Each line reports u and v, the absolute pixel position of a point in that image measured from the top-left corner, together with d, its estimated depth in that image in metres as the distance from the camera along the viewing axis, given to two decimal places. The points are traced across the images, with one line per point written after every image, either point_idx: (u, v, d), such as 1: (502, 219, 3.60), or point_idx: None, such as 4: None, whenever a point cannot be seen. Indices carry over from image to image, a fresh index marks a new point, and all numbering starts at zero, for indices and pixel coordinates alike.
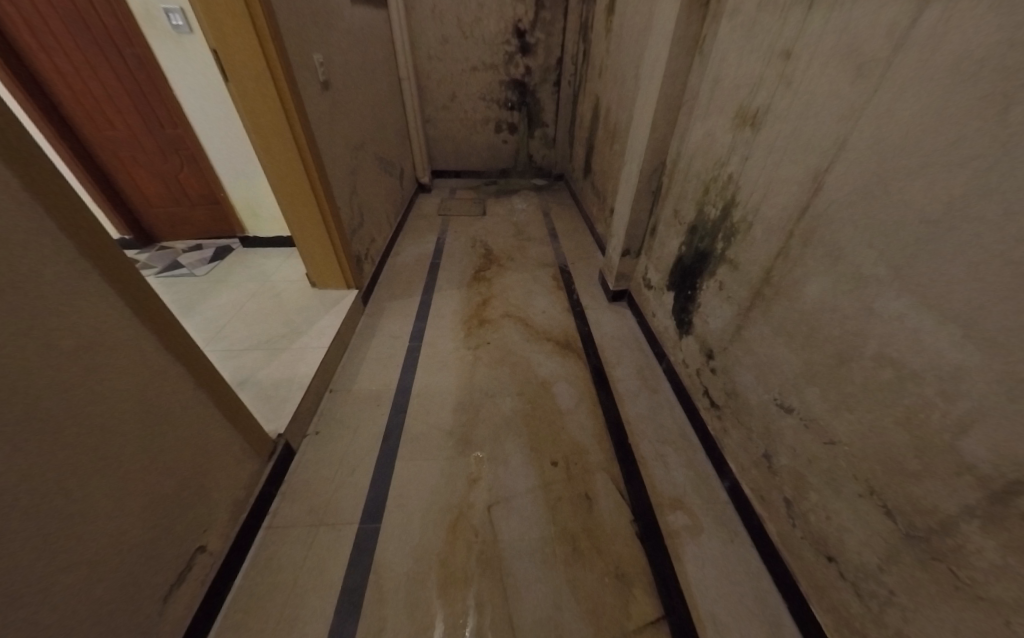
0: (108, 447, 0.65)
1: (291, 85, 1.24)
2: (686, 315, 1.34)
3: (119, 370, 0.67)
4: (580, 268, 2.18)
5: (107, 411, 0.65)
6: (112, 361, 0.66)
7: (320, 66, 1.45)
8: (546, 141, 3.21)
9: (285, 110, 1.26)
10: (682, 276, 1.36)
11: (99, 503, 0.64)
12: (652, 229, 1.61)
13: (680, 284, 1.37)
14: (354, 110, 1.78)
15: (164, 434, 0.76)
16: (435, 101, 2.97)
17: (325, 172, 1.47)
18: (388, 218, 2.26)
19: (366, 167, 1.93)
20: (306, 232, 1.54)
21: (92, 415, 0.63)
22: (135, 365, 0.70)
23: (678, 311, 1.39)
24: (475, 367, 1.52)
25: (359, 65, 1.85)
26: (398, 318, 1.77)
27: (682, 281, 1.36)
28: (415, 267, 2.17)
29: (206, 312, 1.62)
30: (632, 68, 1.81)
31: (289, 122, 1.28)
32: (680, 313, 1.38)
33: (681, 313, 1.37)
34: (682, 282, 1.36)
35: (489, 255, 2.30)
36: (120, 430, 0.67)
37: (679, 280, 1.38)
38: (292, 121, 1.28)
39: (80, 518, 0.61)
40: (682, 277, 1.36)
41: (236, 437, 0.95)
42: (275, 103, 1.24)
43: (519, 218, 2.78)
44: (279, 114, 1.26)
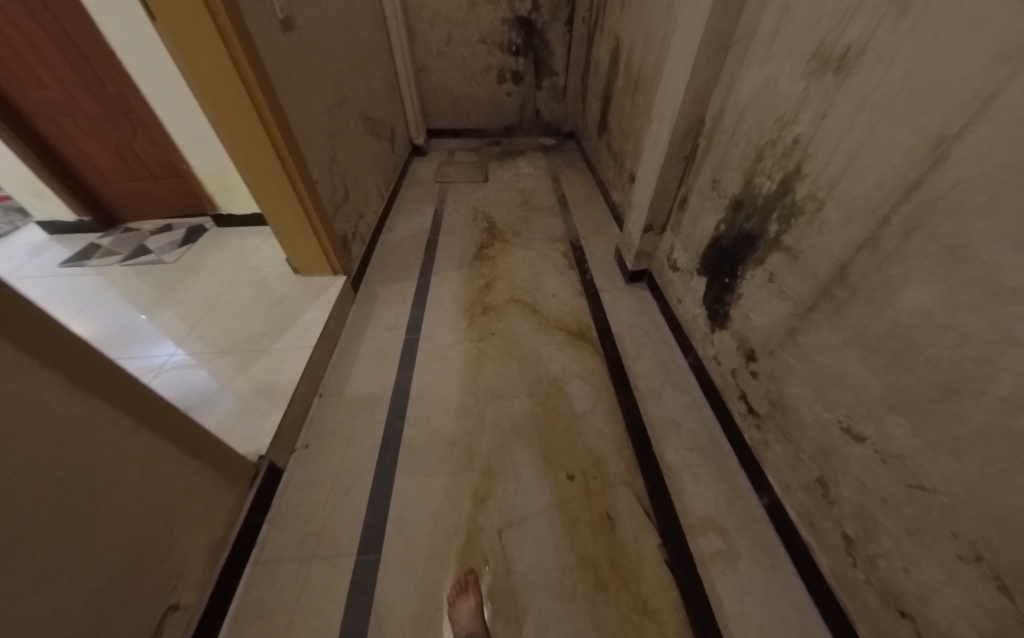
0: (48, 518, 0.53)
1: (240, 28, 0.99)
2: (722, 307, 1.16)
3: (48, 424, 0.52)
4: (594, 243, 1.97)
5: (37, 479, 0.51)
6: (41, 413, 0.52)
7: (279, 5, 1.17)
8: (555, 93, 2.85)
9: (236, 62, 1.02)
10: (720, 261, 1.16)
11: (53, 577, 0.53)
12: (683, 201, 1.38)
13: (717, 270, 1.17)
14: (328, 59, 1.50)
15: (121, 480, 0.64)
16: (428, 46, 2.60)
17: (296, 139, 1.25)
18: (378, 188, 2.02)
19: (348, 131, 1.67)
20: (280, 212, 1.33)
21: (31, 478, 0.50)
22: (68, 412, 0.55)
23: (712, 301, 1.20)
24: (481, 362, 1.37)
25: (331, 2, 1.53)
26: (393, 306, 1.60)
27: (719, 266, 1.16)
28: (411, 245, 1.96)
29: (184, 305, 1.47)
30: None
31: (243, 77, 1.05)
32: (715, 303, 1.19)
33: (715, 303, 1.19)
34: (720, 267, 1.16)
35: (493, 229, 2.09)
36: (60, 493, 0.54)
37: (716, 264, 1.18)
38: (247, 75, 1.05)
39: (33, 599, 0.50)
40: (719, 262, 1.16)
41: (204, 468, 0.83)
42: (222, 54, 1.00)
43: (525, 184, 2.52)
44: (229, 67, 1.02)
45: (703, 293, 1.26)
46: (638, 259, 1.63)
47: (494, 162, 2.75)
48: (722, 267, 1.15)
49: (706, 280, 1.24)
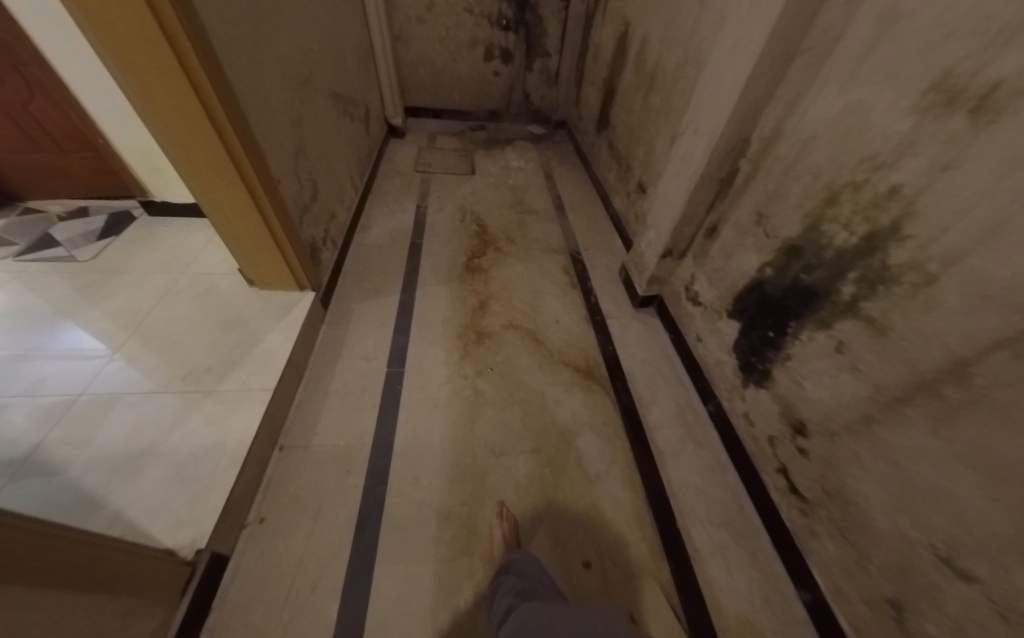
0: None
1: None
2: (761, 363, 1.01)
3: None
4: (597, 257, 1.79)
5: None
6: None
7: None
8: (546, 76, 2.57)
9: (165, 28, 0.73)
10: (764, 309, 1.00)
11: None
12: (712, 228, 1.20)
13: (758, 318, 1.02)
14: (290, 19, 1.18)
15: None
16: (407, 11, 2.24)
17: (252, 131, 0.97)
18: (351, 180, 1.72)
19: (315, 111, 1.36)
20: (233, 221, 1.06)
21: None
22: None
23: (748, 351, 1.05)
24: (476, 407, 1.17)
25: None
26: (371, 330, 1.36)
27: (761, 314, 1.00)
28: (391, 249, 1.70)
29: (112, 319, 1.16)
30: None
31: (177, 49, 0.76)
32: (750, 355, 1.05)
33: (750, 355, 1.04)
34: (763, 316, 1.00)
35: (484, 234, 1.85)
36: None
37: (758, 312, 1.02)
38: (182, 48, 0.76)
39: None
40: (763, 310, 1.00)
41: (111, 607, 0.60)
42: (144, 15, 0.71)
43: (517, 179, 2.26)
44: (156, 35, 0.73)
45: (735, 339, 1.10)
46: (651, 284, 1.45)
47: (481, 151, 2.47)
48: (766, 317, 0.99)
49: (741, 325, 1.08)
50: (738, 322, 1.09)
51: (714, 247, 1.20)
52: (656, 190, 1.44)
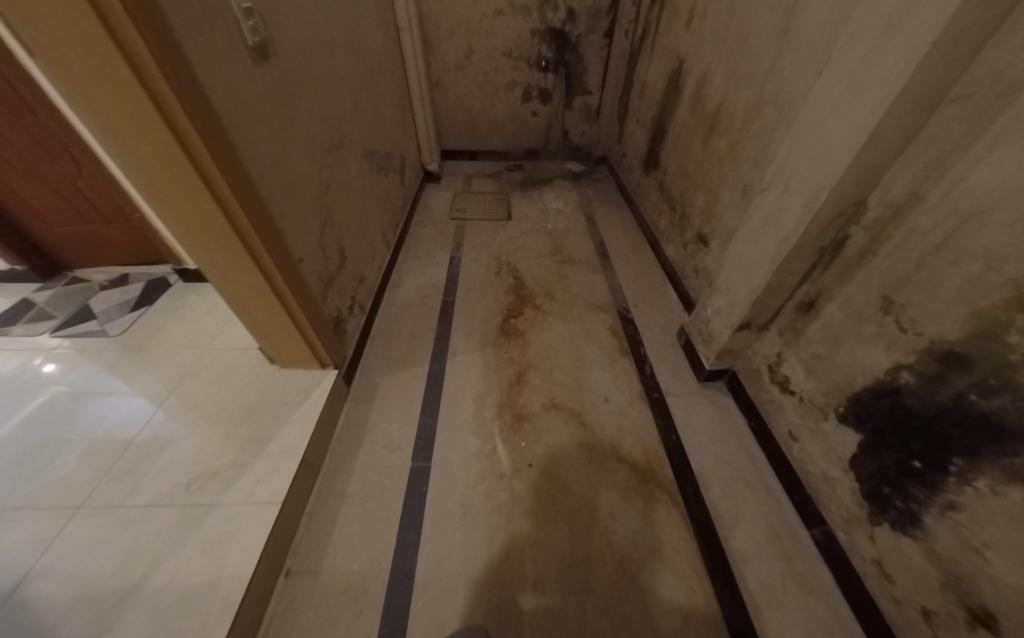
0: None
1: (177, 68, 0.61)
2: (902, 499, 0.74)
3: None
4: (650, 315, 1.57)
5: None
6: None
7: (251, 19, 0.81)
8: (587, 113, 2.44)
9: (171, 120, 0.65)
10: (908, 425, 0.73)
11: None
12: (809, 301, 0.96)
13: (896, 434, 0.75)
14: (320, 83, 1.12)
15: None
16: (445, 59, 2.22)
17: (270, 212, 0.87)
18: (382, 236, 1.63)
19: (344, 173, 1.28)
20: (251, 305, 0.97)
21: None
22: None
23: (881, 476, 0.78)
24: (514, 519, 0.98)
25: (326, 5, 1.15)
26: (397, 410, 1.22)
27: (902, 431, 0.74)
28: (421, 309, 1.58)
29: (141, 389, 1.12)
30: (770, 11, 1.08)
31: (185, 140, 0.67)
32: (884, 482, 0.78)
33: (885, 483, 0.77)
34: (906, 434, 0.74)
35: (522, 288, 1.70)
36: None
37: (896, 426, 0.75)
38: (190, 138, 0.67)
39: None
40: (906, 426, 0.74)
41: None
42: (147, 109, 0.62)
43: (556, 223, 2.11)
44: (159, 128, 0.64)
45: (854, 455, 0.84)
46: (721, 358, 1.21)
47: (517, 193, 2.35)
48: (911, 436, 0.73)
49: (868, 438, 0.81)
50: (861, 431, 0.83)
51: (814, 325, 0.95)
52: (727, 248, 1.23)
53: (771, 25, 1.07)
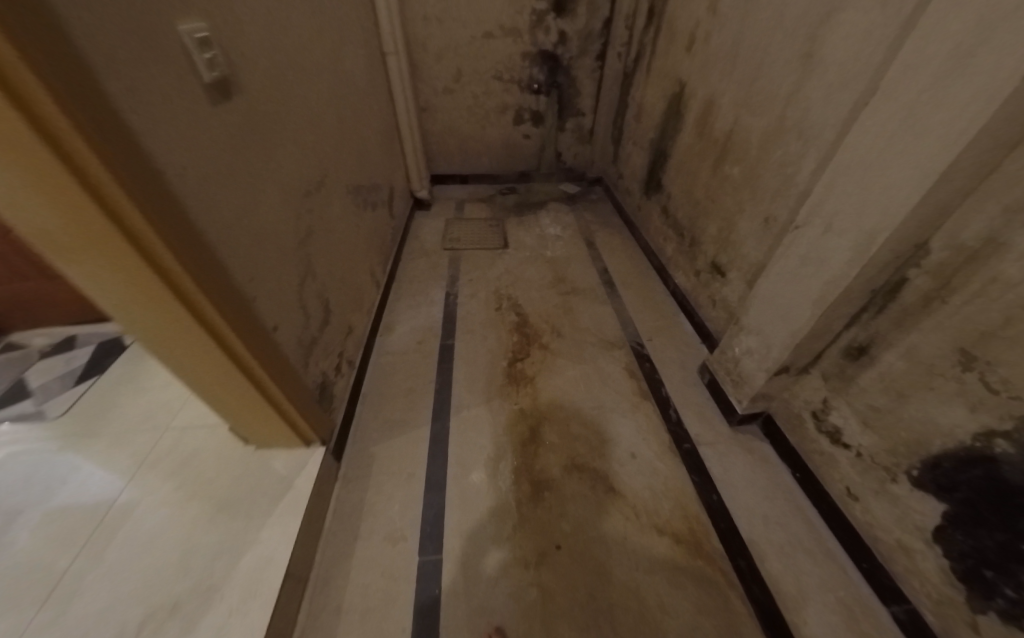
0: None
1: (101, 127, 0.47)
2: (1014, 591, 0.63)
3: None
4: (667, 350, 1.46)
5: None
6: None
7: (208, 52, 0.67)
8: (579, 135, 2.38)
9: (102, 198, 0.50)
10: (1010, 502, 0.63)
11: None
12: (859, 346, 0.86)
13: (995, 510, 0.65)
14: (296, 120, 0.98)
15: None
16: (433, 83, 2.12)
17: (237, 282, 0.73)
18: (371, 277, 1.49)
19: (327, 216, 1.14)
20: (216, 386, 0.81)
21: None
22: None
23: (980, 557, 0.67)
24: (548, 622, 0.82)
25: (304, 34, 1.03)
26: (399, 487, 1.06)
27: (1005, 509, 0.64)
28: (419, 357, 1.43)
29: (111, 466, 0.97)
30: (792, 33, 1.02)
31: (122, 221, 0.53)
32: (985, 565, 0.67)
33: (988, 567, 0.66)
34: (1009, 513, 0.63)
35: (527, 326, 1.57)
36: None
37: (993, 501, 0.65)
38: (129, 218, 0.53)
39: None
40: (1007, 503, 0.63)
41: None
42: (67, 191, 0.48)
43: (555, 250, 2.01)
44: (86, 211, 0.50)
45: (940, 529, 0.73)
46: (753, 403, 1.10)
47: (511, 219, 2.25)
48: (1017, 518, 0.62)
49: (954, 510, 0.71)
50: (945, 501, 0.72)
51: (867, 373, 0.85)
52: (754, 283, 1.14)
53: (796, 49, 1.01)
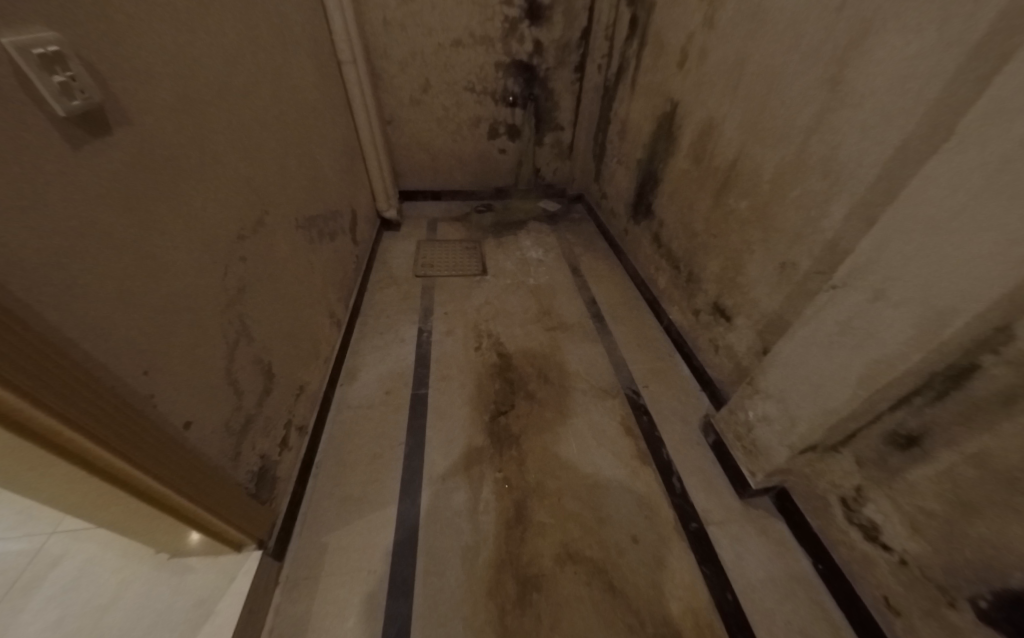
0: None
1: None
2: None
3: None
4: (664, 400, 1.32)
5: None
6: None
7: (62, 72, 0.45)
8: (559, 150, 2.23)
9: None
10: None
11: None
12: (909, 434, 0.72)
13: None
14: (222, 149, 0.78)
15: None
16: (398, 93, 1.93)
17: (131, 391, 0.53)
18: (328, 318, 1.29)
19: (270, 259, 0.94)
20: (109, 508, 0.61)
21: None
22: None
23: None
24: None
25: (227, 40, 0.83)
26: (357, 591, 0.87)
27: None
28: (383, 412, 1.24)
29: (25, 524, 0.91)
30: (808, 56, 0.88)
31: None
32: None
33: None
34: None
35: (507, 371, 1.40)
36: None
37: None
38: None
39: None
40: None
41: None
42: None
43: (540, 277, 1.84)
44: None
45: None
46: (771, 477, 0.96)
47: (490, 240, 2.07)
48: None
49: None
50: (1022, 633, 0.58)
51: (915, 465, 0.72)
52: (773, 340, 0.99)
53: (816, 74, 0.87)
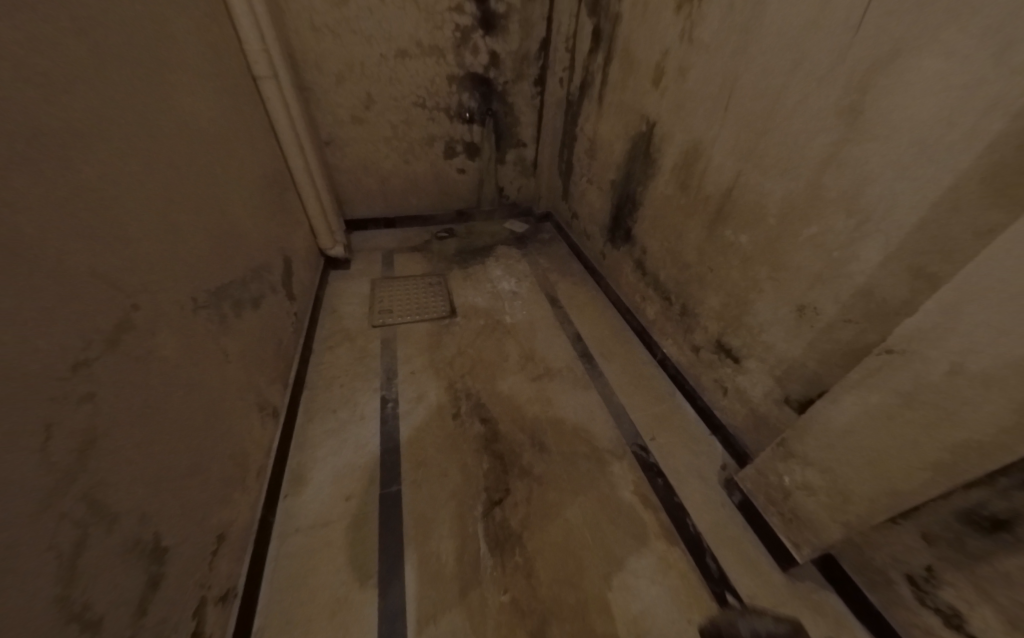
0: None
1: None
2: None
3: None
4: (678, 453, 1.17)
5: None
6: None
7: None
8: (522, 167, 2.05)
9: None
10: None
11: None
12: (995, 518, 0.61)
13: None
14: (21, 240, 0.48)
15: None
16: (333, 111, 1.63)
17: None
18: (258, 415, 0.98)
19: (140, 380, 0.63)
20: None
21: None
22: None
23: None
24: None
25: (29, 65, 0.53)
26: None
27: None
28: (345, 530, 0.95)
29: None
30: (818, 80, 0.77)
31: None
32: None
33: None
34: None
35: (498, 442, 1.17)
36: None
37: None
38: None
39: None
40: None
41: None
42: None
43: (516, 313, 1.64)
44: None
45: None
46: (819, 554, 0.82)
47: (454, 271, 1.82)
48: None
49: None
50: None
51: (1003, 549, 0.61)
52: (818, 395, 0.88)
53: (830, 100, 0.76)
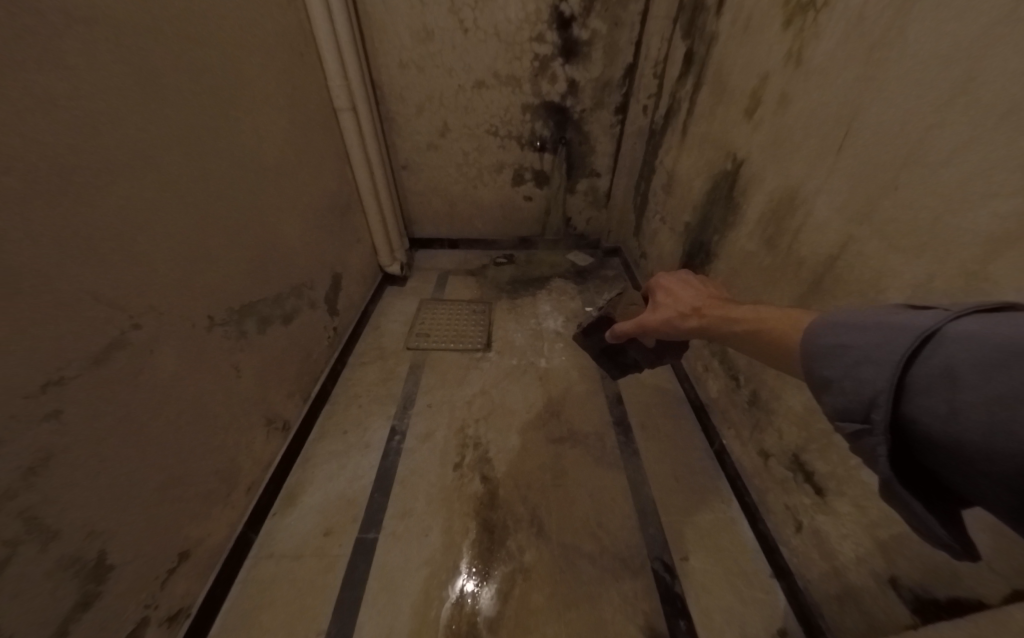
0: None
1: None
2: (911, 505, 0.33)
3: None
4: (716, 588, 0.88)
5: None
6: None
7: None
8: (592, 198, 1.93)
9: None
10: (946, 458, 0.29)
11: None
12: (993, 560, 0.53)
13: (925, 434, 0.30)
14: (41, 262, 0.52)
15: None
16: (411, 138, 1.70)
17: None
18: (264, 428, 1.01)
19: (134, 396, 0.65)
20: None
21: None
22: None
23: (848, 400, 0.35)
24: None
25: (93, 105, 0.58)
26: None
27: (946, 437, 0.28)
28: (314, 567, 0.92)
29: None
30: (1004, 111, 0.49)
31: None
32: (872, 405, 0.33)
33: (864, 405, 0.33)
34: (931, 456, 0.30)
35: (495, 507, 1.04)
36: None
37: (931, 437, 0.30)
38: None
39: None
40: (966, 444, 0.27)
41: None
42: None
43: (556, 359, 1.48)
44: None
45: (833, 393, 0.36)
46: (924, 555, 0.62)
47: (504, 301, 1.74)
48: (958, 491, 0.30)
49: (905, 333, 0.33)
50: (923, 323, 0.32)
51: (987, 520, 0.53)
52: (939, 593, 0.60)
53: (1015, 149, 0.48)
